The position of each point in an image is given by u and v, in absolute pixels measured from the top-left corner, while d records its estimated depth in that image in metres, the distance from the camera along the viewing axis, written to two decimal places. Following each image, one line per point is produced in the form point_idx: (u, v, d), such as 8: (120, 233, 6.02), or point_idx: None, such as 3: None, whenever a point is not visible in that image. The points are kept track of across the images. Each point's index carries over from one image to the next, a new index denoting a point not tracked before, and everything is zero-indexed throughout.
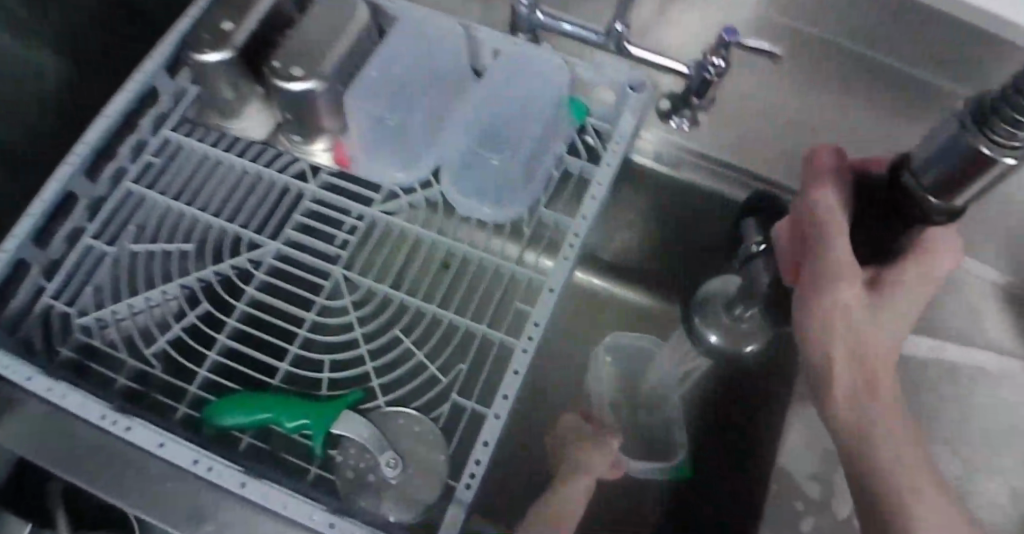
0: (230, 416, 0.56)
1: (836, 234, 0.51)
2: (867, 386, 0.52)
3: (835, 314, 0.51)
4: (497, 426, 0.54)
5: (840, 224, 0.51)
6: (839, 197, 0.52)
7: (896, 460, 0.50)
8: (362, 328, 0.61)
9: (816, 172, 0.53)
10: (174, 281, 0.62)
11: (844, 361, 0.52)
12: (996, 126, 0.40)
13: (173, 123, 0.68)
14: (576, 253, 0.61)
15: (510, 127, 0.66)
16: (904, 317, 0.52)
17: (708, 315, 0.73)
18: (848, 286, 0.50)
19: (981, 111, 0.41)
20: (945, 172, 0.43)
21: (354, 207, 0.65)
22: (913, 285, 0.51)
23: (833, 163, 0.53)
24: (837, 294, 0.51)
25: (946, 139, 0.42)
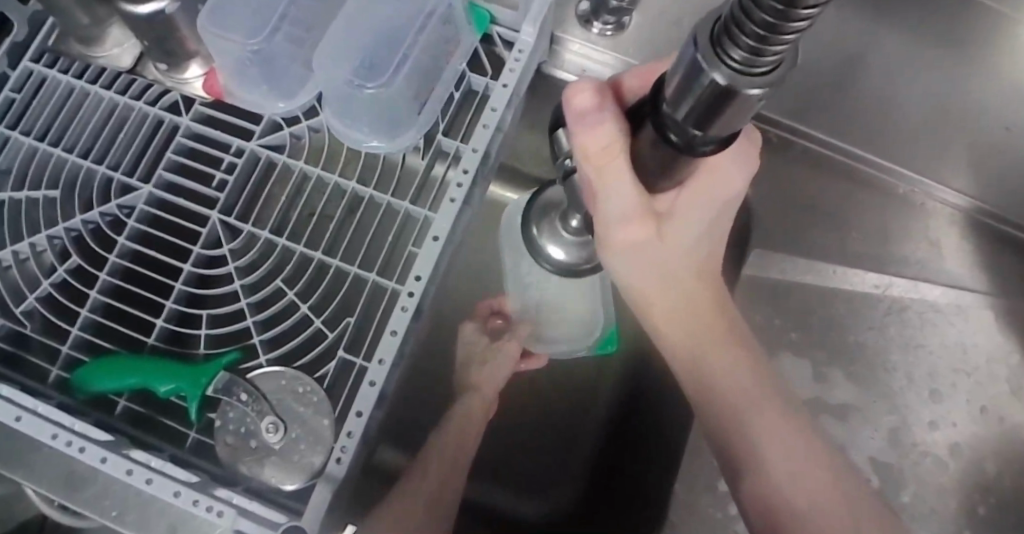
0: (98, 380, 0.53)
1: (619, 177, 0.45)
2: (694, 311, 0.53)
3: (645, 256, 0.49)
4: (372, 394, 0.50)
5: (618, 158, 0.44)
6: (605, 139, 0.43)
7: (748, 405, 0.52)
8: (242, 280, 0.57)
9: (574, 115, 0.45)
10: (41, 232, 0.57)
11: (666, 295, 0.52)
12: (733, 53, 0.31)
13: (32, 53, 0.60)
14: (464, 196, 0.55)
15: (392, 45, 0.57)
16: (704, 236, 0.51)
17: (544, 224, 0.64)
18: (640, 228, 0.47)
19: (714, 35, 0.31)
20: (699, 109, 0.35)
21: (232, 142, 0.59)
22: (700, 198, 0.49)
23: (589, 104, 0.45)
24: (633, 242, 0.49)
25: (686, 65, 0.33)
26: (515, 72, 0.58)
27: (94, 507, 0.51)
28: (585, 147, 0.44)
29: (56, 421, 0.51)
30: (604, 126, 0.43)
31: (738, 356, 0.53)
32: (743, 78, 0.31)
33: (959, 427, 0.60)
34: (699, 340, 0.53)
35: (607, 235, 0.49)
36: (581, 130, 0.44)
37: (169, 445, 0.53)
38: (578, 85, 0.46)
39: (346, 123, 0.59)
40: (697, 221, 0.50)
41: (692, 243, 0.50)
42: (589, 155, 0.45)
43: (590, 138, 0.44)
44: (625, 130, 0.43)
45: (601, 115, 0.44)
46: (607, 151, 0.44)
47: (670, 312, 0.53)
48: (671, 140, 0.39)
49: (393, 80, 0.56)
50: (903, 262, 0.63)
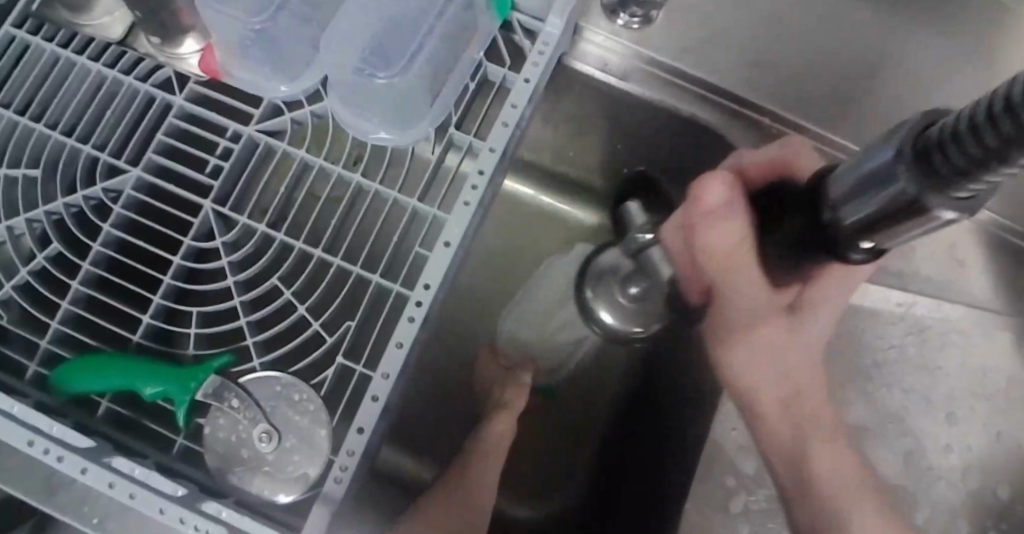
0: (80, 380, 0.49)
1: (745, 272, 0.47)
2: (794, 399, 0.53)
3: (766, 347, 0.51)
4: (376, 411, 0.47)
5: (745, 261, 0.47)
6: (728, 240, 0.46)
7: (844, 486, 0.52)
8: (237, 276, 0.53)
9: (704, 207, 0.46)
10: (20, 215, 0.52)
11: (773, 380, 0.52)
12: (930, 171, 0.33)
13: (14, 17, 0.55)
14: (479, 198, 0.50)
15: (403, 31, 0.53)
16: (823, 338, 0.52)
17: (599, 289, 0.64)
18: (768, 325, 0.50)
19: (914, 151, 0.34)
20: (873, 213, 0.38)
21: (229, 126, 0.55)
22: (830, 292, 0.50)
23: (722, 199, 0.46)
24: (761, 333, 0.50)
25: (876, 167, 0.37)
26: (539, 66, 0.53)
27: (76, 515, 0.49)
28: (712, 238, 0.46)
29: (26, 423, 0.46)
30: (731, 227, 0.46)
31: (839, 450, 0.53)
32: (936, 199, 0.33)
33: (976, 452, 0.59)
34: (797, 426, 0.53)
35: (728, 326, 0.51)
36: (707, 226, 0.46)
37: (154, 451, 0.50)
38: (709, 180, 0.46)
39: (353, 111, 0.54)
40: (820, 317, 0.51)
41: (813, 339, 0.52)
42: (716, 250, 0.47)
43: (719, 226, 0.46)
44: (751, 228, 0.46)
45: (726, 213, 0.46)
46: (736, 245, 0.46)
47: (769, 403, 0.52)
48: (826, 242, 0.42)
49: (405, 69, 0.52)
50: (925, 280, 0.60)
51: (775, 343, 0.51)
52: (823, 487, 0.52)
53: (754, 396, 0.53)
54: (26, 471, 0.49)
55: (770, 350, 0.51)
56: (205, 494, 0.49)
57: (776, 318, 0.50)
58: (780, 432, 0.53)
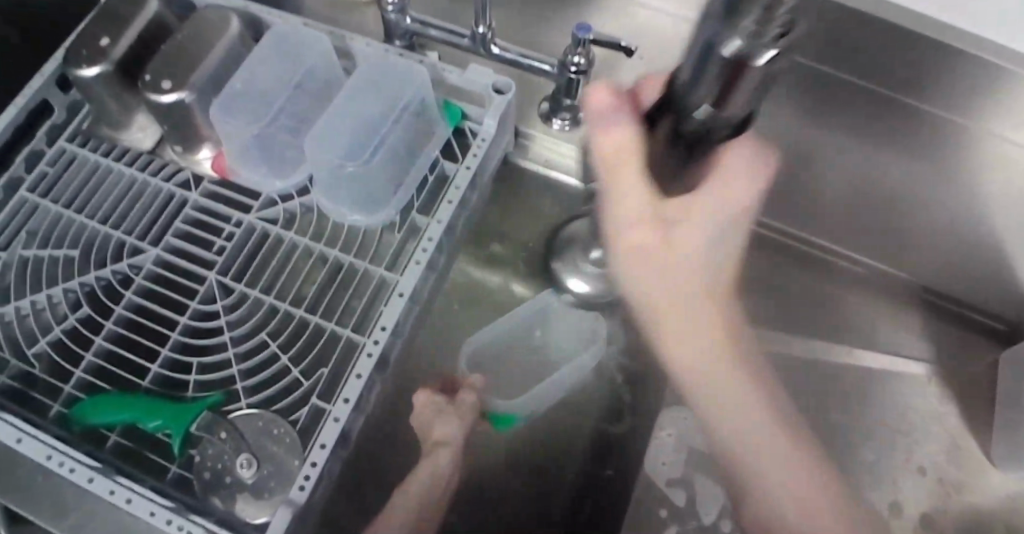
0: (95, 414, 0.59)
1: (637, 184, 0.53)
2: (696, 337, 0.60)
3: (639, 263, 0.58)
4: (336, 429, 0.55)
5: (629, 164, 0.52)
6: (636, 148, 0.51)
7: (734, 430, 0.62)
8: (231, 333, 0.63)
9: (595, 113, 0.53)
10: (58, 286, 0.64)
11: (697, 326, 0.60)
12: (698, 115, 0.44)
13: (68, 135, 0.70)
14: (428, 258, 0.61)
15: (371, 134, 0.66)
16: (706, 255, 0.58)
17: (566, 257, 0.74)
18: (643, 235, 0.56)
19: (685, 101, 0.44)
20: (680, 159, 0.49)
21: (233, 215, 0.68)
22: (700, 220, 0.55)
23: (607, 105, 0.52)
24: (635, 237, 0.56)
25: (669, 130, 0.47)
26: (477, 157, 0.65)
27: (78, 533, 0.56)
28: (600, 140, 0.53)
29: (51, 444, 0.57)
30: (618, 133, 0.52)
31: (745, 409, 0.62)
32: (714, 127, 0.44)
33: (904, 489, 0.70)
34: (697, 345, 0.61)
35: (622, 250, 0.58)
36: (599, 128, 0.53)
37: (150, 477, 0.58)
38: (598, 93, 0.53)
39: (334, 200, 0.67)
40: (708, 234, 0.56)
41: (688, 248, 0.56)
42: (618, 152, 0.52)
43: (610, 130, 0.52)
44: (638, 129, 0.51)
45: (612, 114, 0.52)
46: (624, 153, 0.52)
47: (671, 336, 0.61)
48: (676, 157, 0.49)
49: (371, 162, 0.65)
50: (844, 330, 0.77)
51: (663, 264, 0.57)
52: (718, 423, 0.62)
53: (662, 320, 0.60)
54: (40, 496, 0.57)
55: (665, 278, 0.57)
56: (190, 510, 0.56)
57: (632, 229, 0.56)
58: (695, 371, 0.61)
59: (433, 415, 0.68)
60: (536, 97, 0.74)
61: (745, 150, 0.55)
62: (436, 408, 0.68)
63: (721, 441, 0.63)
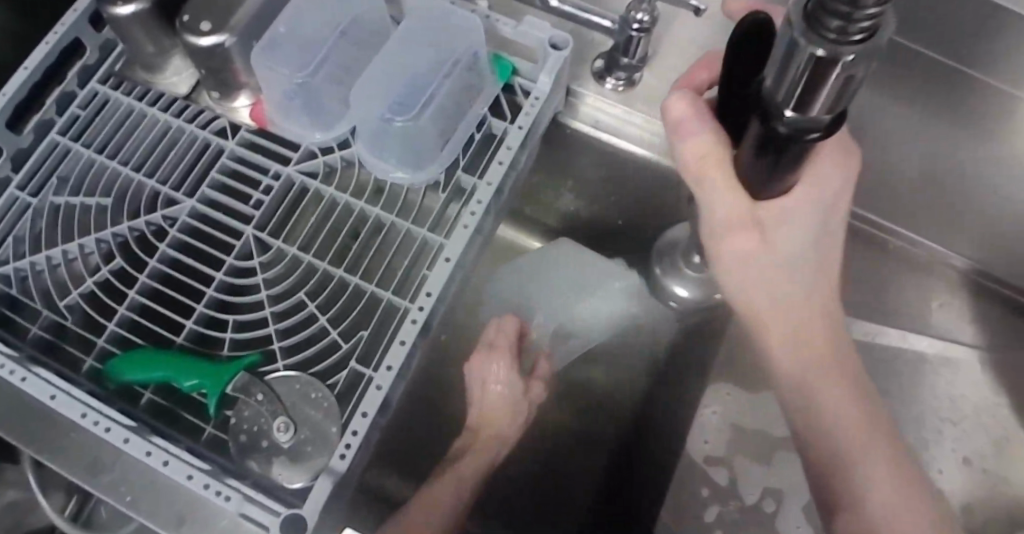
0: (128, 371, 0.57)
1: (716, 185, 0.50)
2: (808, 382, 0.58)
3: (744, 266, 0.55)
4: (379, 397, 0.54)
5: (716, 167, 0.49)
6: (708, 138, 0.49)
7: (851, 440, 0.56)
8: (268, 291, 0.61)
9: (673, 122, 0.51)
10: (91, 235, 0.62)
11: (781, 333, 0.58)
12: (830, 24, 0.34)
13: (100, 76, 0.67)
14: (476, 223, 0.59)
15: (420, 84, 0.62)
16: (800, 246, 0.54)
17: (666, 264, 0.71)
18: (740, 235, 0.53)
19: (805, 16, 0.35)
20: (796, 83, 0.37)
21: (271, 167, 0.65)
22: (800, 206, 0.52)
23: (683, 112, 0.50)
24: (736, 245, 0.54)
25: (783, 49, 0.37)
26: (529, 116, 0.62)
27: (111, 492, 0.55)
28: (696, 124, 0.50)
29: (87, 402, 0.55)
30: (704, 134, 0.49)
31: (848, 398, 0.57)
32: (835, 45, 0.34)
33: (945, 475, 0.68)
34: (814, 358, 0.58)
35: (721, 251, 0.55)
36: (679, 141, 0.50)
37: (186, 438, 0.57)
38: (681, 99, 0.50)
39: (376, 153, 0.64)
40: (794, 221, 0.53)
41: (789, 247, 0.54)
42: (711, 124, 0.49)
43: (699, 127, 0.49)
44: (718, 135, 0.49)
45: (695, 128, 0.50)
46: (698, 142, 0.50)
47: (804, 397, 0.58)
48: (778, 133, 0.41)
49: (418, 116, 0.62)
50: (892, 315, 0.73)
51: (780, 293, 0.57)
52: (825, 430, 0.57)
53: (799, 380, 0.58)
54: (72, 453, 0.56)
55: (764, 277, 0.56)
56: (226, 473, 0.55)
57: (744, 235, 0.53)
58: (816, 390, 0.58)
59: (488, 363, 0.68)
60: (590, 55, 0.70)
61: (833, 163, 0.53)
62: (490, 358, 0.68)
63: (832, 455, 0.57)
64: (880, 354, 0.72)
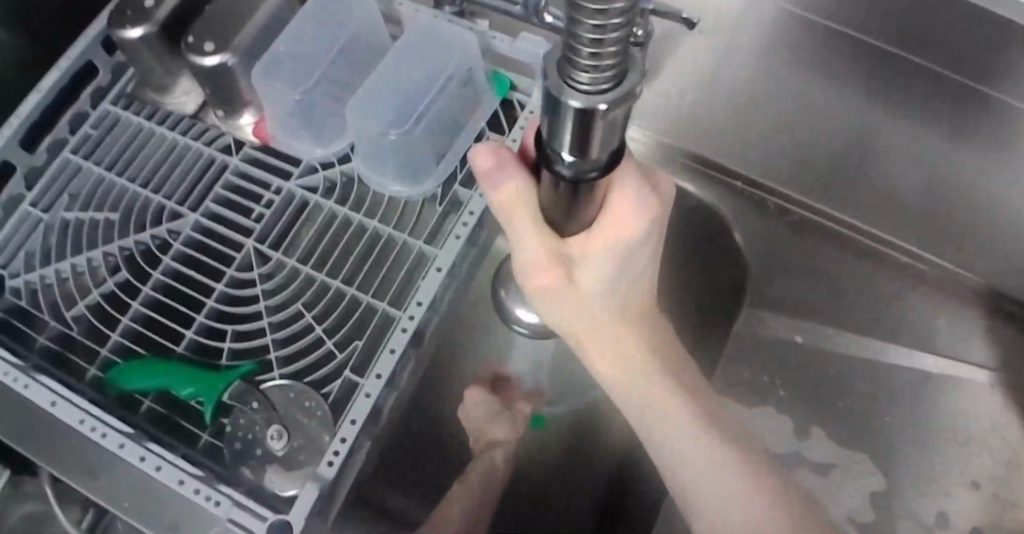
0: (128, 380, 0.59)
1: (529, 229, 0.47)
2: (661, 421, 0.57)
3: (553, 298, 0.52)
4: (367, 404, 0.54)
5: (522, 213, 0.47)
6: (519, 188, 0.47)
7: (711, 472, 0.56)
8: (267, 301, 0.62)
9: (494, 186, 0.47)
10: (98, 248, 0.64)
11: (655, 378, 0.56)
12: (579, 74, 0.30)
13: (112, 97, 0.69)
14: (466, 236, 0.60)
15: (413, 98, 0.63)
16: (604, 285, 0.51)
17: None
18: (543, 277, 0.50)
19: (560, 68, 0.30)
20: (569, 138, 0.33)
21: (273, 182, 0.66)
22: (600, 255, 0.48)
23: (491, 163, 0.47)
24: (544, 284, 0.50)
25: (545, 100, 0.32)
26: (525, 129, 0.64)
27: (107, 498, 0.56)
28: (511, 177, 0.47)
29: (85, 409, 0.57)
30: (510, 184, 0.47)
31: (687, 413, 0.57)
32: (593, 94, 0.30)
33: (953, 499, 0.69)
34: (626, 374, 0.57)
35: (528, 288, 0.52)
36: (491, 189, 0.47)
37: (183, 444, 0.58)
38: (486, 154, 0.47)
39: (373, 169, 0.65)
40: (605, 263, 0.49)
41: (588, 287, 0.51)
42: (518, 173, 0.47)
43: (511, 176, 0.47)
44: (527, 182, 0.47)
45: (500, 186, 0.47)
46: (513, 196, 0.47)
47: (655, 434, 0.57)
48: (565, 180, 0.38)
49: (412, 130, 0.63)
50: (901, 329, 0.74)
51: (597, 328, 0.55)
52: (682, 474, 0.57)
53: (643, 420, 0.57)
54: (69, 460, 0.56)
55: (584, 315, 0.53)
56: (220, 480, 0.56)
57: (572, 280, 0.50)
58: (656, 433, 0.57)
59: (484, 413, 0.71)
60: None
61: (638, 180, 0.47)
62: (487, 406, 0.71)
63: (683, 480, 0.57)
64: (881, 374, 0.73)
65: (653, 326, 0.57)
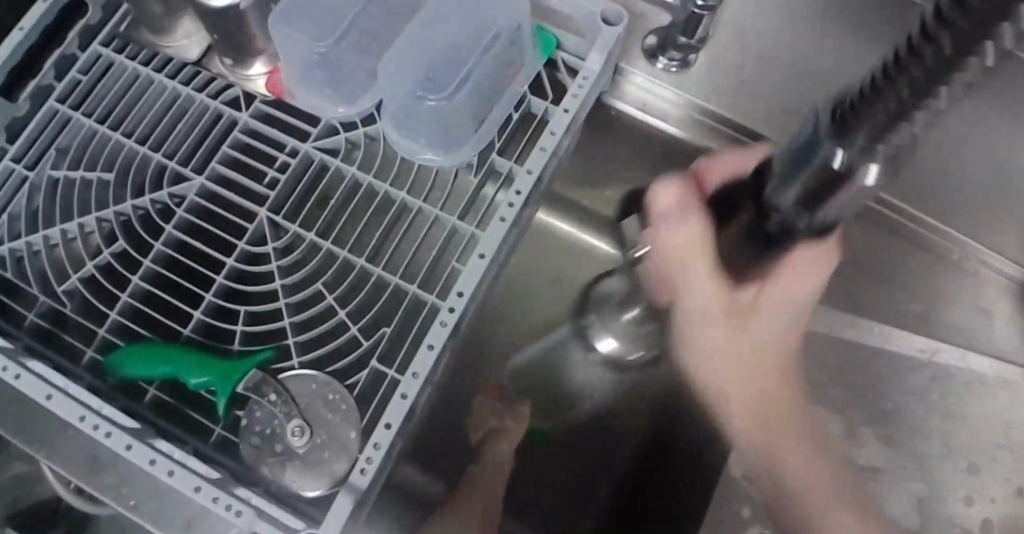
0: (130, 367, 0.53)
1: (697, 271, 0.52)
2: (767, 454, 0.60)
3: (700, 324, 0.55)
4: (404, 407, 0.50)
5: (694, 247, 0.52)
6: (685, 225, 0.52)
7: (795, 470, 0.59)
8: (283, 279, 0.56)
9: (658, 208, 0.54)
10: (91, 214, 0.57)
11: (772, 405, 0.59)
12: (836, 126, 0.34)
13: (104, 38, 0.61)
14: (512, 218, 0.54)
15: (456, 59, 0.59)
16: (784, 323, 0.56)
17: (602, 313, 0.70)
18: (701, 287, 0.53)
19: (834, 117, 0.35)
20: (800, 190, 0.39)
21: (288, 142, 0.59)
22: (777, 299, 0.54)
23: (672, 201, 0.53)
24: (710, 298, 0.53)
25: (801, 143, 0.37)
26: (577, 97, 0.57)
27: (113, 494, 0.51)
28: (682, 212, 0.53)
29: (83, 402, 0.51)
30: (684, 226, 0.52)
31: (803, 447, 0.60)
32: (861, 159, 0.34)
33: (999, 505, 0.64)
34: (766, 420, 0.59)
35: (685, 321, 0.56)
36: (669, 228, 0.53)
37: (194, 439, 0.53)
38: (669, 189, 0.54)
39: (403, 135, 0.58)
40: (779, 317, 0.56)
41: (762, 333, 0.56)
42: (694, 208, 0.52)
43: (682, 215, 0.53)
44: (707, 227, 0.52)
45: (688, 204, 0.53)
46: (684, 235, 0.52)
47: (766, 464, 0.60)
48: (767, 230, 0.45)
49: (455, 95, 0.58)
50: (952, 329, 0.68)
51: (749, 364, 0.57)
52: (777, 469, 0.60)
53: (775, 460, 0.60)
54: (70, 453, 0.52)
55: (722, 340, 0.55)
56: (236, 481, 0.51)
57: (733, 319, 0.54)
58: (778, 461, 0.60)
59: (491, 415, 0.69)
60: (640, 31, 0.64)
61: (821, 253, 0.50)
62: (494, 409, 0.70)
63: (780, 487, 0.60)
64: (932, 372, 0.67)
65: (788, 387, 0.59)
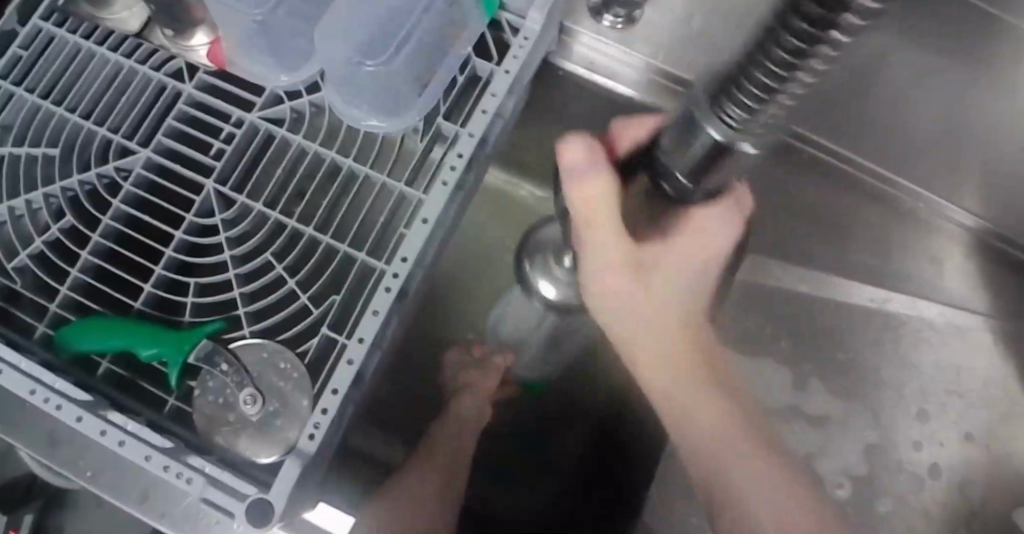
0: (79, 340, 0.53)
1: (605, 220, 0.54)
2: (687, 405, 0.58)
3: (613, 282, 0.57)
4: (350, 373, 0.50)
5: (600, 220, 0.54)
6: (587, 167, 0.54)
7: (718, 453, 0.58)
8: (232, 250, 0.56)
9: (568, 167, 0.55)
10: (37, 191, 0.57)
11: (682, 378, 0.58)
12: (784, 44, 0.34)
13: (43, 11, 0.60)
14: (455, 181, 0.55)
15: (395, 21, 0.57)
16: (689, 286, 0.58)
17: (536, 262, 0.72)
18: (616, 275, 0.56)
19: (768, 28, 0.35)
20: (752, 96, 0.38)
21: (233, 113, 0.59)
22: (685, 250, 0.56)
23: (578, 156, 0.55)
24: (612, 281, 0.57)
25: (744, 55, 0.37)
26: (519, 58, 0.57)
27: (70, 466, 0.52)
28: (589, 164, 0.54)
29: (34, 376, 0.51)
30: (591, 178, 0.54)
31: (729, 421, 0.59)
32: (798, 61, 0.34)
33: None
34: (684, 391, 0.58)
35: (586, 281, 0.58)
36: (574, 180, 0.55)
37: (147, 410, 0.54)
38: (572, 142, 0.55)
39: (345, 100, 0.58)
40: (681, 283, 0.57)
41: (668, 293, 0.57)
42: (598, 162, 0.54)
43: (590, 168, 0.54)
44: (612, 180, 0.54)
45: (574, 153, 0.55)
46: (584, 184, 0.54)
47: (688, 417, 0.57)
48: (698, 151, 0.44)
49: (393, 60, 0.57)
50: None
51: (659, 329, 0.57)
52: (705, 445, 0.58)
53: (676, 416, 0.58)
54: (26, 426, 0.53)
55: (646, 330, 0.57)
56: (190, 450, 0.52)
57: (641, 263, 0.56)
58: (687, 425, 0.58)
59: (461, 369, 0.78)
60: None
61: (725, 213, 0.56)
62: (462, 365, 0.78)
63: (715, 475, 0.58)
64: None
65: (704, 351, 0.59)
